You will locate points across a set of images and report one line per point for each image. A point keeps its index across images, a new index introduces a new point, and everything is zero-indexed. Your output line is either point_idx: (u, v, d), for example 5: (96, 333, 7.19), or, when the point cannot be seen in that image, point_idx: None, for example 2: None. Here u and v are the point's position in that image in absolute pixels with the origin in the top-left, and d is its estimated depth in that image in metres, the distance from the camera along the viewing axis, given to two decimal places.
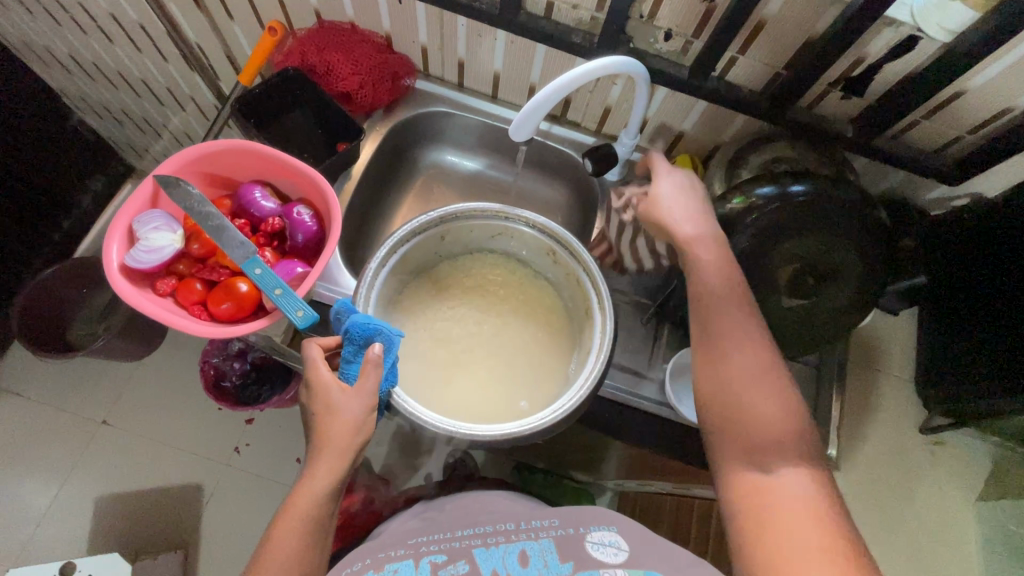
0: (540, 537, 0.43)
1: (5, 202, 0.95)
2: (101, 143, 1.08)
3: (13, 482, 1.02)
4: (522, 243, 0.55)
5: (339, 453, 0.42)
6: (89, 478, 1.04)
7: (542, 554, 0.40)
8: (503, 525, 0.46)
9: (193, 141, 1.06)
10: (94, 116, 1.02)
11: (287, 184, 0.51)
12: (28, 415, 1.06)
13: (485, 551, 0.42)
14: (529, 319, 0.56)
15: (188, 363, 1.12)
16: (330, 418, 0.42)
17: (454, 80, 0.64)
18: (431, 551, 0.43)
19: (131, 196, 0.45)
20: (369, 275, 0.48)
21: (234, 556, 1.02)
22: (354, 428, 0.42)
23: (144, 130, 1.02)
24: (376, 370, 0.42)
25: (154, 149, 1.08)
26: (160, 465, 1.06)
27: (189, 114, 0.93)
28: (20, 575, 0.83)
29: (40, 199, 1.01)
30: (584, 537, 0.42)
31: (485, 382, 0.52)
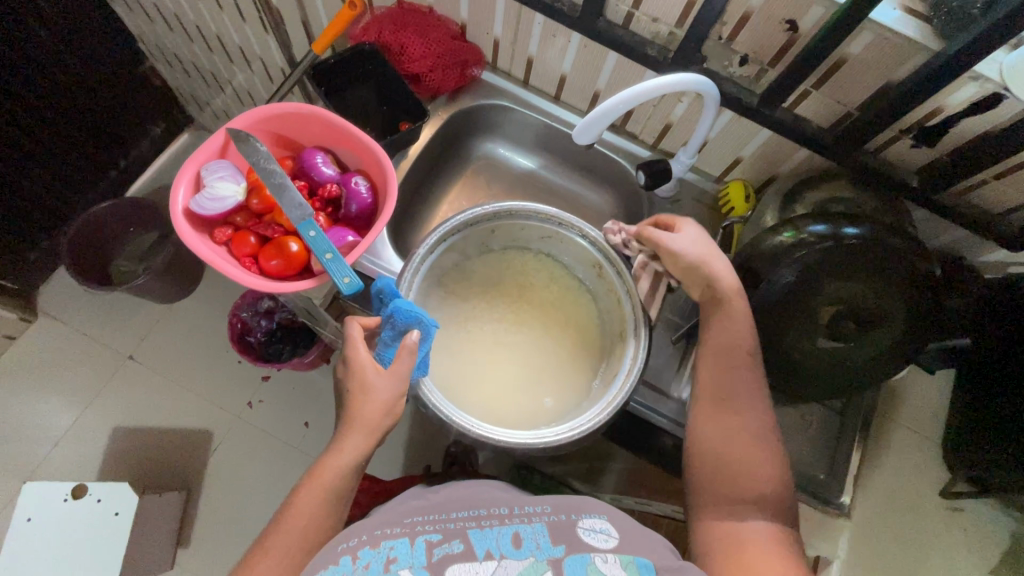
0: (534, 519, 0.44)
1: (72, 135, 0.99)
2: (167, 91, 1.12)
3: (39, 401, 1.07)
4: (568, 249, 0.56)
5: (368, 432, 0.44)
6: (109, 409, 1.08)
7: (535, 536, 0.41)
8: (497, 509, 0.46)
9: (252, 101, 1.09)
10: (164, 65, 1.06)
11: (348, 154, 0.52)
12: (62, 340, 1.10)
13: (480, 533, 0.42)
14: (561, 325, 0.57)
15: (216, 313, 1.16)
16: (363, 398, 0.44)
17: (520, 77, 0.65)
18: (426, 529, 0.43)
19: (203, 145, 0.47)
20: (415, 260, 0.50)
21: (233, 506, 1.05)
22: (384, 409, 0.45)
23: (209, 84, 1.06)
24: (410, 357, 0.45)
25: (215, 104, 1.12)
26: (177, 407, 1.10)
27: (256, 75, 0.96)
28: (35, 488, 0.87)
29: (103, 136, 1.05)
30: (576, 523, 0.43)
31: (510, 377, 0.54)
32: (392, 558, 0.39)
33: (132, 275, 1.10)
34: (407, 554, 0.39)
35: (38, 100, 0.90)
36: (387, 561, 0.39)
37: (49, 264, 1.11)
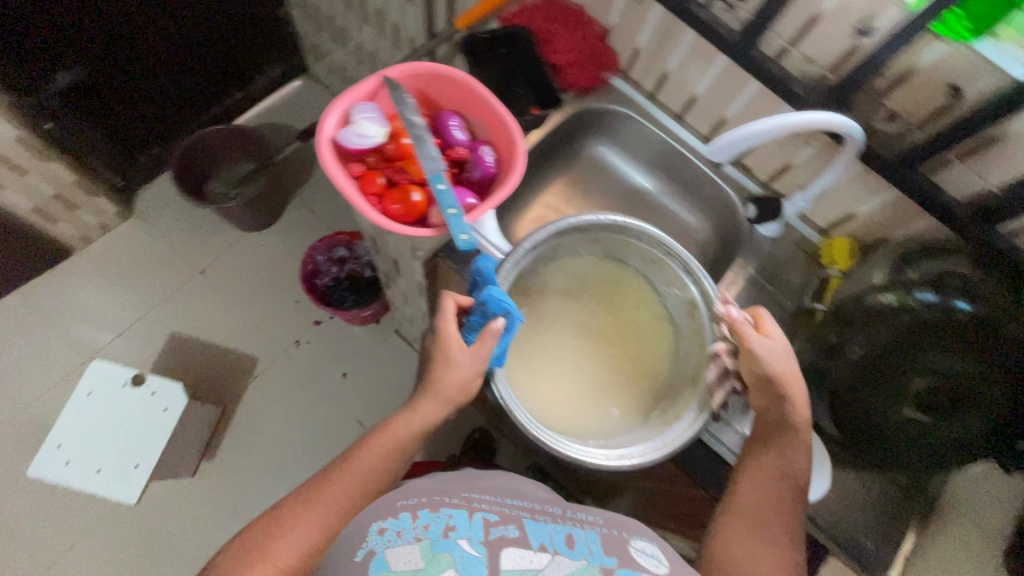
0: (588, 526, 0.46)
1: (205, 59, 1.10)
2: (293, 38, 1.22)
3: (114, 292, 1.15)
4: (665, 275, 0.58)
5: (443, 401, 0.48)
6: (172, 315, 1.15)
7: (587, 542, 0.44)
8: (551, 508, 0.49)
9: (368, 61, 1.16)
10: (300, 14, 1.15)
11: (481, 124, 0.55)
12: (147, 242, 1.19)
13: (536, 525, 0.45)
14: (629, 350, 0.60)
15: (287, 252, 1.22)
16: (446, 368, 0.48)
17: (649, 90, 0.67)
18: (484, 505, 0.46)
19: (359, 84, 0.51)
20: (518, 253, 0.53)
21: (260, 433, 1.09)
22: (462, 383, 0.48)
23: (335, 38, 1.14)
24: (491, 342, 0.47)
25: (334, 58, 1.19)
26: (231, 328, 1.16)
27: (382, 37, 1.03)
28: (103, 365, 0.94)
29: (230, 66, 1.16)
30: (627, 542, 0.45)
31: (570, 383, 0.57)
32: (452, 525, 0.43)
33: (222, 198, 1.16)
34: (465, 525, 0.43)
35: (185, 20, 1.01)
36: (446, 527, 0.43)
37: (153, 171, 1.20)
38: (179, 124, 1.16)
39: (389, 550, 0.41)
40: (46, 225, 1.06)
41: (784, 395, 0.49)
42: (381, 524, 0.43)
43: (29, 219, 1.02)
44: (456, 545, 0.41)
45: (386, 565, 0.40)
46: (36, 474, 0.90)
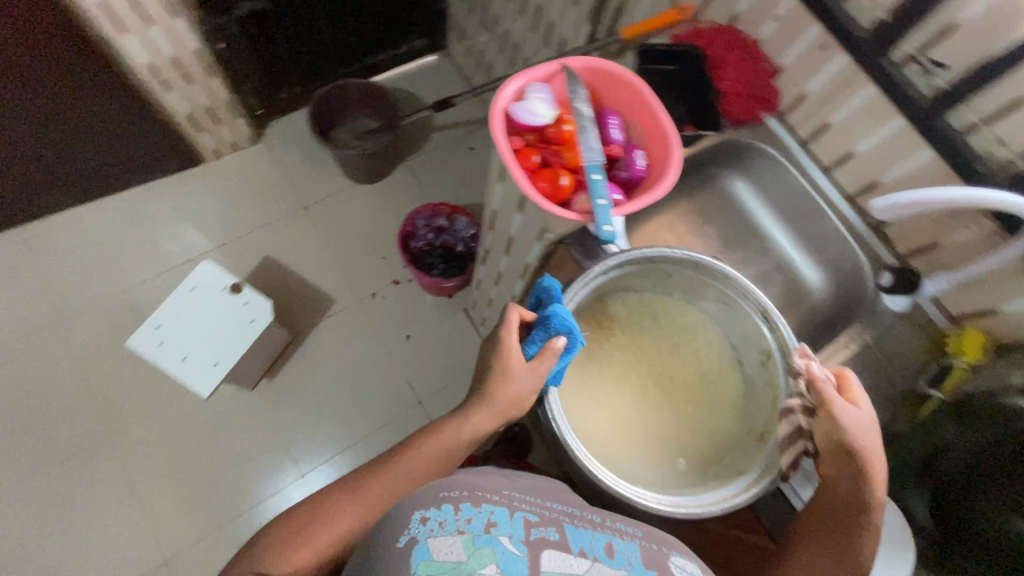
0: (625, 537, 0.49)
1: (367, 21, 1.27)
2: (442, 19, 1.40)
3: (232, 209, 1.30)
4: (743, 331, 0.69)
5: (495, 412, 0.59)
6: (274, 242, 1.29)
7: (627, 553, 0.47)
8: (588, 514, 0.52)
9: (504, 52, 1.28)
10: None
11: (638, 128, 0.57)
12: (271, 174, 1.34)
13: (576, 530, 0.48)
14: (693, 397, 0.71)
15: (386, 213, 1.36)
16: (503, 381, 0.58)
17: (802, 136, 0.73)
18: (525, 505, 0.48)
19: (540, 65, 0.54)
20: (588, 277, 0.57)
21: (324, 363, 1.22)
22: (515, 395, 0.58)
23: (483, 24, 1.28)
24: (552, 358, 0.56)
25: (477, 43, 1.34)
26: (321, 267, 1.29)
27: (528, 29, 1.13)
28: (208, 269, 1.02)
29: (383, 32, 1.33)
30: (667, 558, 0.49)
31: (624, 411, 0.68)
32: (495, 522, 0.44)
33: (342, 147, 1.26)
34: (507, 523, 0.44)
35: None
36: (489, 522, 0.43)
37: (283, 108, 1.36)
38: (315, 69, 1.32)
39: (432, 540, 0.41)
40: (194, 131, 1.22)
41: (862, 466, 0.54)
42: (422, 514, 0.42)
43: (181, 122, 1.18)
44: (499, 543, 0.42)
45: (427, 555, 0.40)
46: (132, 346, 0.98)
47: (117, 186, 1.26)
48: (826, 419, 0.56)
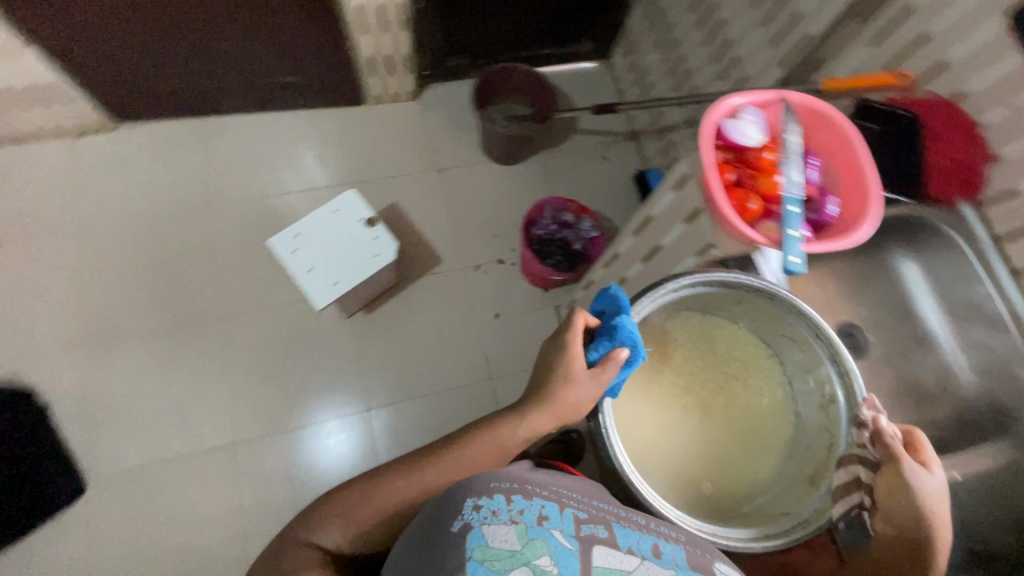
0: (668, 540, 0.52)
1: (550, 16, 1.34)
2: (616, 30, 1.44)
3: (377, 154, 1.41)
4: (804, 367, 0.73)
5: (555, 415, 0.64)
6: (404, 193, 1.39)
7: (673, 555, 0.50)
8: (635, 516, 0.55)
9: (670, 76, 1.30)
10: (639, 16, 1.36)
11: (832, 178, 0.60)
12: (419, 130, 1.44)
13: (623, 529, 0.51)
14: (744, 434, 0.77)
15: (510, 195, 1.42)
16: (567, 388, 0.63)
17: (994, 232, 0.75)
18: (573, 504, 0.52)
19: (760, 93, 0.59)
20: (658, 293, 0.64)
21: (415, 314, 1.29)
22: (576, 404, 0.63)
23: (658, 44, 1.31)
24: (614, 366, 0.63)
25: (644, 60, 1.38)
26: (438, 226, 1.37)
27: (706, 59, 1.14)
28: (352, 198, 1.10)
29: (559, 30, 1.39)
30: (713, 563, 0.52)
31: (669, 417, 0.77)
32: (546, 514, 0.48)
33: (489, 129, 1.33)
34: (558, 518, 0.48)
35: None
36: (540, 515, 0.48)
37: (446, 76, 1.45)
38: (486, 51, 1.40)
39: (486, 527, 0.44)
40: (368, 75, 1.33)
41: (924, 522, 0.59)
42: (476, 501, 0.47)
43: (362, 64, 1.29)
44: (551, 534, 0.47)
45: (484, 540, 0.44)
46: (271, 244, 1.06)
47: (288, 105, 1.39)
48: (891, 475, 0.60)
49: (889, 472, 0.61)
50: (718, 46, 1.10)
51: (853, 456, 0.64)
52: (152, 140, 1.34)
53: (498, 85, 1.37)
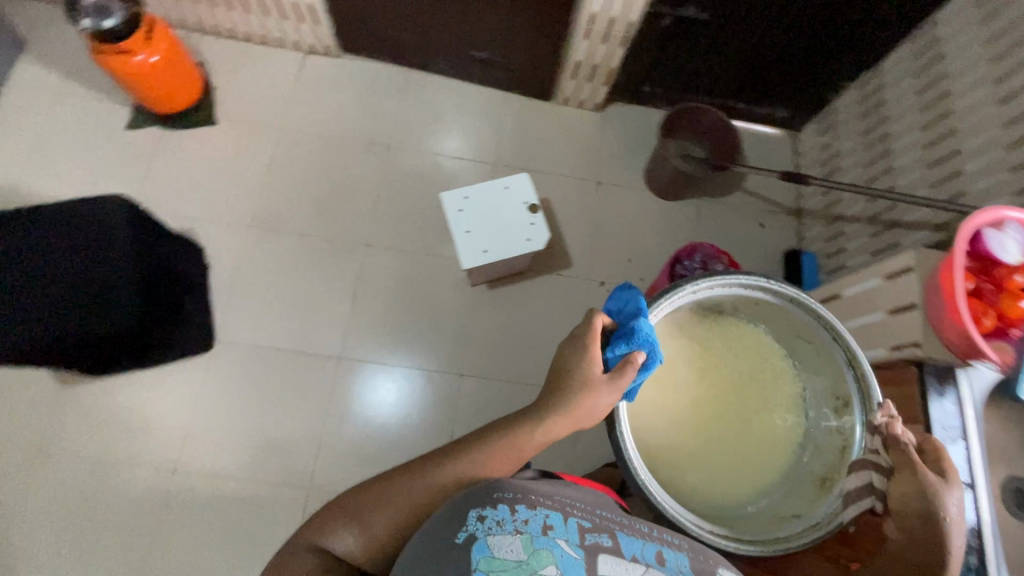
0: (671, 548, 0.58)
1: (758, 73, 1.34)
2: (818, 106, 1.42)
3: (547, 149, 1.47)
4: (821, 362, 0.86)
5: (573, 421, 0.69)
6: (559, 192, 1.44)
7: (675, 561, 0.56)
8: (640, 525, 0.60)
9: (864, 167, 1.26)
10: (850, 100, 1.33)
11: None
12: (592, 141, 1.49)
13: (628, 537, 0.58)
14: (763, 432, 0.90)
15: (656, 228, 1.43)
16: (586, 391, 0.69)
17: None
18: (579, 513, 0.59)
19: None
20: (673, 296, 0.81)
21: (531, 305, 1.33)
22: (592, 408, 0.69)
23: (862, 133, 1.27)
24: (632, 372, 0.70)
25: (840, 144, 1.34)
26: (580, 233, 1.40)
27: (918, 163, 1.10)
28: (523, 181, 1.16)
29: (761, 88, 1.39)
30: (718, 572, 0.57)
31: (694, 413, 0.90)
32: (552, 525, 0.55)
33: (661, 161, 1.36)
34: (561, 528, 0.55)
35: (782, 43, 1.24)
36: (546, 525, 0.55)
37: (635, 98, 1.49)
38: (682, 88, 1.42)
39: (490, 539, 0.52)
40: (570, 76, 1.39)
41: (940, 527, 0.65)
42: (483, 509, 0.54)
43: (568, 66, 1.36)
44: (556, 545, 0.54)
45: (488, 551, 0.51)
46: (441, 198, 1.14)
47: (488, 81, 1.49)
48: (905, 480, 0.68)
49: (900, 475, 0.69)
50: (938, 155, 1.05)
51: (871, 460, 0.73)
52: (367, 76, 1.48)
53: (687, 122, 1.38)
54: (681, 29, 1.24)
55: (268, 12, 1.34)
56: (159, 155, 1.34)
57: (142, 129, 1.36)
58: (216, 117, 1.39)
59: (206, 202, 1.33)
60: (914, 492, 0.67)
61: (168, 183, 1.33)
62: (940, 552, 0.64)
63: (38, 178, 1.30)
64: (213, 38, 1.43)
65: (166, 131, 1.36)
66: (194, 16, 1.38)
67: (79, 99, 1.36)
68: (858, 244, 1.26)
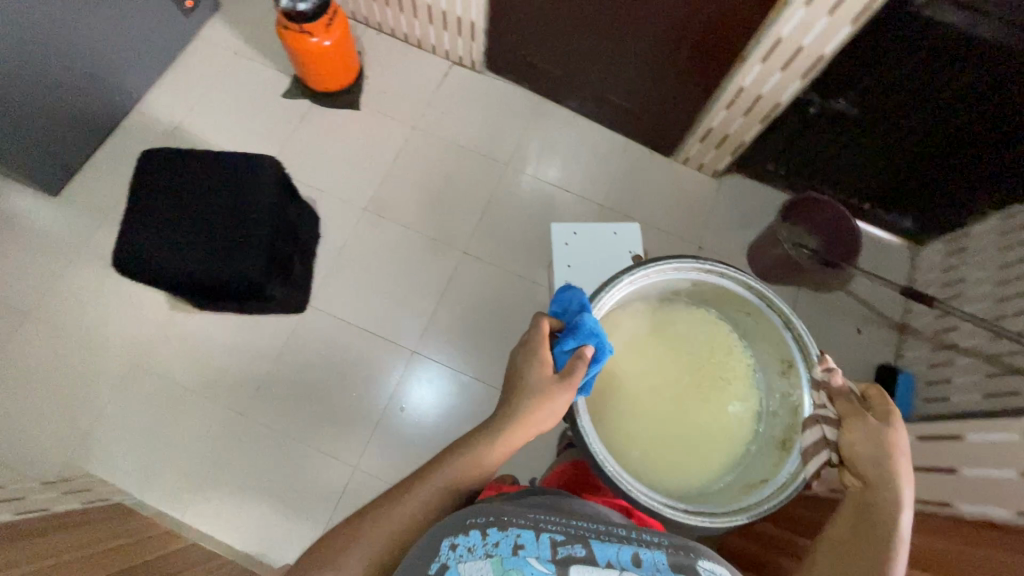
0: (648, 548, 0.54)
1: (891, 179, 1.30)
2: (947, 226, 1.35)
3: (656, 202, 1.48)
4: (760, 321, 0.88)
5: (532, 419, 0.72)
6: (657, 247, 1.44)
7: (656, 561, 0.51)
8: (617, 528, 0.57)
9: (990, 302, 1.19)
10: (985, 229, 1.26)
11: None
12: (703, 205, 1.49)
13: (602, 543, 0.53)
14: (725, 399, 0.88)
15: None
16: (538, 395, 0.72)
17: None
18: (551, 527, 0.54)
19: None
20: (613, 292, 0.83)
21: None
22: (546, 416, 0.72)
23: (994, 267, 1.20)
24: (582, 369, 0.72)
25: (966, 271, 1.27)
26: None
27: None
28: (632, 232, 1.18)
29: (890, 194, 1.35)
30: (700, 564, 0.52)
31: (653, 384, 0.88)
32: (523, 543, 0.50)
33: (770, 242, 1.34)
34: (533, 545, 0.51)
35: (923, 153, 1.20)
36: (516, 544, 0.50)
37: (755, 173, 1.48)
38: (805, 175, 1.40)
39: (461, 566, 0.49)
40: (697, 138, 1.41)
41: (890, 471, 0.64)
42: (453, 539, 0.52)
43: (699, 129, 1.37)
44: (526, 563, 0.48)
45: None
46: (552, 228, 1.19)
47: (613, 124, 1.53)
48: (850, 422, 0.68)
49: (848, 422, 0.69)
50: None
51: (817, 413, 0.73)
52: (501, 95, 1.55)
53: (811, 212, 1.34)
54: (822, 118, 1.22)
55: (431, 21, 1.44)
56: (302, 126, 1.46)
57: (295, 100, 1.48)
58: (359, 104, 1.50)
59: (331, 178, 1.43)
60: (866, 438, 0.66)
61: (303, 153, 1.44)
62: (891, 495, 0.63)
63: (199, 124, 1.44)
64: (374, 32, 1.55)
65: (313, 105, 1.48)
66: (365, 11, 1.50)
67: (249, 62, 1.51)
68: (966, 379, 1.16)
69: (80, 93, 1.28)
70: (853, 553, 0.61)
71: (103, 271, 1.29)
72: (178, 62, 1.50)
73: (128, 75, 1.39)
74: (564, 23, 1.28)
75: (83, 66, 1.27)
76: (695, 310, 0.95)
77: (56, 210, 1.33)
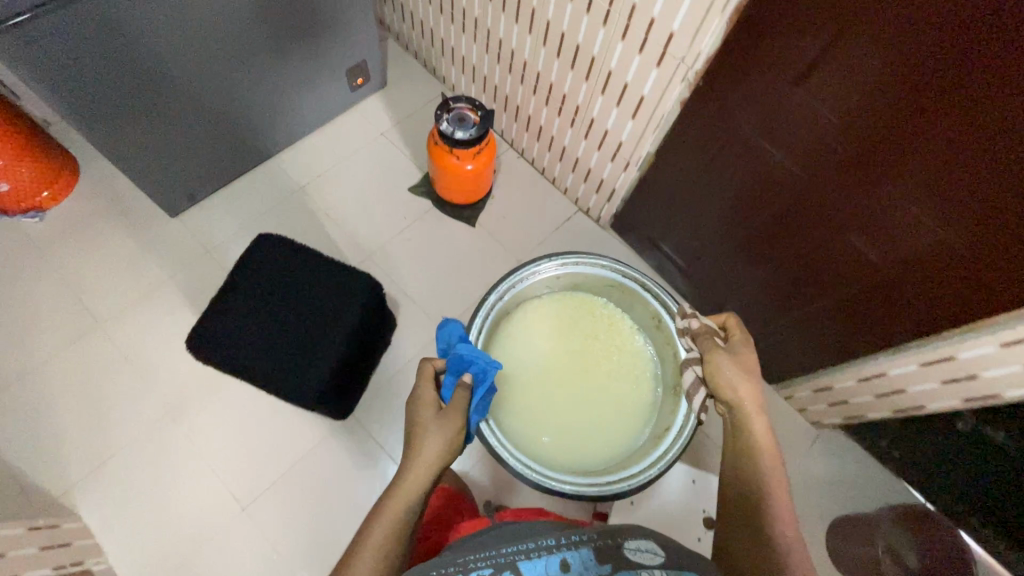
0: (575, 550, 0.70)
1: None
2: None
3: None
4: (624, 289, 1.20)
5: (440, 436, 0.86)
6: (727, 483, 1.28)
7: (579, 560, 0.68)
8: (546, 540, 0.72)
9: None
10: None
11: None
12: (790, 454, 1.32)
13: (531, 562, 0.68)
14: (625, 365, 1.22)
15: None
16: (429, 414, 0.90)
17: None
18: (479, 566, 0.67)
19: None
20: (479, 317, 1.10)
21: None
22: (451, 430, 0.88)
23: None
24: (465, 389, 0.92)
25: None
26: None
27: None
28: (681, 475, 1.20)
29: None
30: (624, 547, 0.70)
31: (561, 364, 1.21)
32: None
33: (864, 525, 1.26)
34: None
35: None
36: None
37: (858, 439, 1.31)
38: (917, 470, 1.22)
39: None
40: (809, 386, 1.27)
41: (750, 395, 0.89)
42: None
43: (818, 381, 1.23)
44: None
45: None
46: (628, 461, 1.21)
47: None
48: (718, 364, 0.91)
49: (716, 361, 0.91)
50: None
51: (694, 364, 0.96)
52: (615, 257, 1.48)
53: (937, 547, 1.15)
54: (956, 439, 1.05)
55: (573, 170, 1.41)
56: (415, 225, 1.46)
57: (417, 197, 1.49)
58: (475, 221, 1.48)
59: (421, 286, 1.39)
60: (730, 368, 0.90)
61: (405, 251, 1.43)
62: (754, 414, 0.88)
63: (324, 191, 1.47)
64: (514, 155, 1.55)
65: (433, 208, 1.48)
66: (516, 136, 1.51)
67: (390, 146, 1.54)
68: None
69: (226, 136, 1.34)
70: (748, 449, 0.86)
71: (181, 305, 1.29)
72: (328, 127, 1.56)
73: (276, 127, 1.44)
74: (709, 227, 1.21)
75: (241, 114, 1.33)
76: (582, 301, 1.26)
77: (165, 232, 1.36)
